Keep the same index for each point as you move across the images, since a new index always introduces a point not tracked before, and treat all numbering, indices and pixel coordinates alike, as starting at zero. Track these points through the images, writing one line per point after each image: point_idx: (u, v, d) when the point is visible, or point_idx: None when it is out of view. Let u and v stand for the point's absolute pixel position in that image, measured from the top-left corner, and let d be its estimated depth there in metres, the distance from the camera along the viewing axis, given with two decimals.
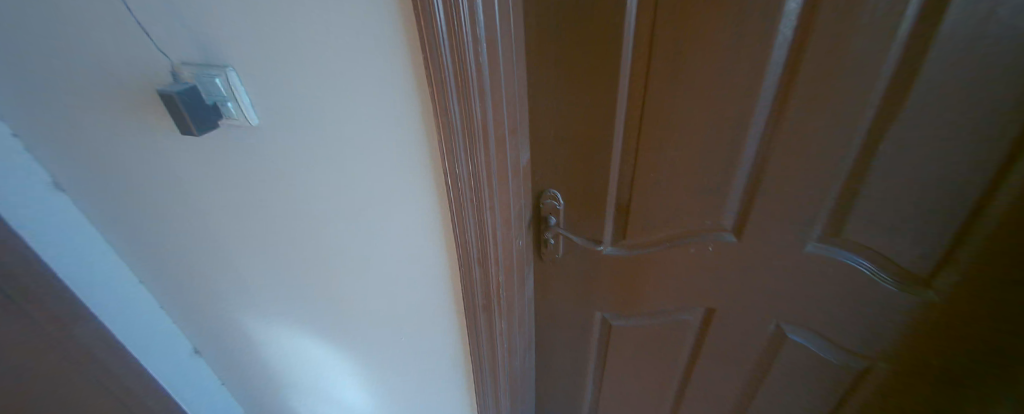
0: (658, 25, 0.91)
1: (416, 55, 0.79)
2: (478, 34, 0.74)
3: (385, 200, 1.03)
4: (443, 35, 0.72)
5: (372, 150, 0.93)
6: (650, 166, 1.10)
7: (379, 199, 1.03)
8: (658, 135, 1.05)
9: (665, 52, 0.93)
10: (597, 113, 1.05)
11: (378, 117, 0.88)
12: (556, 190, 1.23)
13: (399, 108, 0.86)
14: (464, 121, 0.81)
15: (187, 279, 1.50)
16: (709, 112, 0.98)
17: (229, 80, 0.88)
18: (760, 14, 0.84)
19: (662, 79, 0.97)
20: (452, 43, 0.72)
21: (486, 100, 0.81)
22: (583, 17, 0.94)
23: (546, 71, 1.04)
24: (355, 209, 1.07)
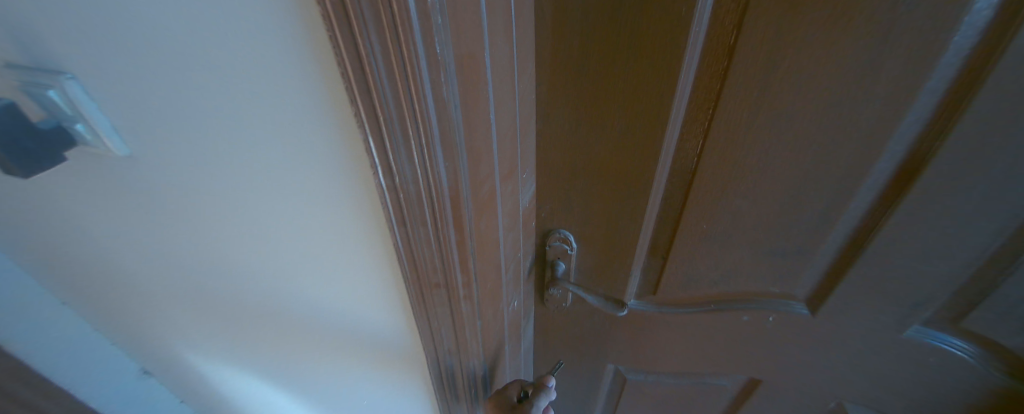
0: (748, 28, 0.55)
1: None
2: (441, 50, 0.42)
3: (333, 244, 0.80)
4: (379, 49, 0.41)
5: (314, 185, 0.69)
6: (701, 219, 0.80)
7: (326, 242, 0.80)
8: (720, 181, 0.73)
9: (753, 70, 0.58)
10: (632, 147, 0.73)
11: (311, 144, 0.62)
12: (568, 231, 0.93)
13: (335, 138, 0.61)
14: (430, 176, 0.52)
15: (110, 315, 1.23)
16: (808, 159, 0.65)
17: (70, 96, 0.60)
18: (930, 19, 0.49)
19: (739, 110, 0.63)
20: (397, 61, 0.41)
21: (460, 150, 0.51)
22: (623, 8, 0.58)
23: (561, 85, 0.69)
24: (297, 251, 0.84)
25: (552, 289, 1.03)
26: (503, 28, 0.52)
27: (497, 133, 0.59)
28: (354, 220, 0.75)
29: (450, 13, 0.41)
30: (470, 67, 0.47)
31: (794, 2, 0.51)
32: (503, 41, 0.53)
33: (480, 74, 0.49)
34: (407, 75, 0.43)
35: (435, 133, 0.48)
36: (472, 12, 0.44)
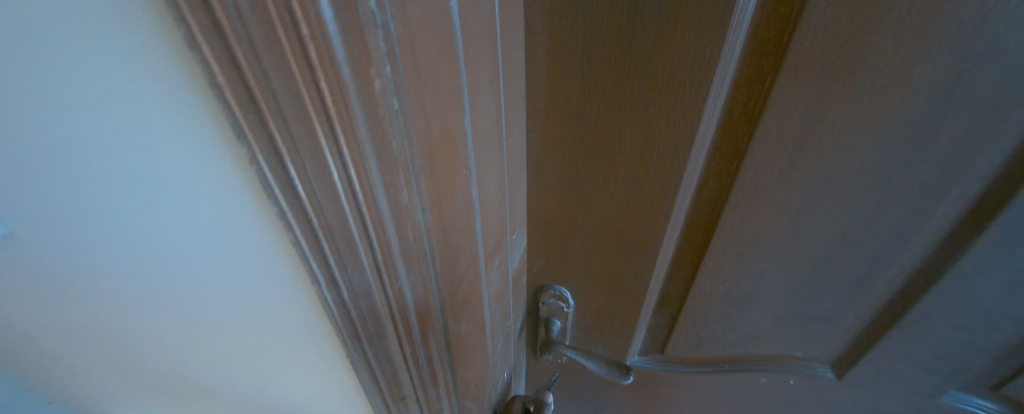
0: (787, 77, 0.44)
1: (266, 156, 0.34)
2: (398, 125, 0.31)
3: (265, 368, 0.59)
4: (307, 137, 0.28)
5: (219, 307, 0.47)
6: (716, 277, 0.70)
7: (257, 368, 0.58)
8: (740, 240, 0.63)
9: (788, 123, 0.48)
10: (641, 201, 0.63)
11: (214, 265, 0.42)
12: (564, 288, 0.82)
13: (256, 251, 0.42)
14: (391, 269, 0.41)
15: None
16: (845, 219, 0.56)
17: None
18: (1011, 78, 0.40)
19: (768, 165, 0.53)
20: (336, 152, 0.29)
21: (432, 233, 0.40)
22: (634, 49, 0.47)
23: (557, 131, 0.58)
24: (201, 383, 0.58)
25: (544, 350, 0.91)
26: (486, 76, 0.41)
27: (468, 197, 0.47)
28: (291, 340, 0.54)
29: (405, 71, 0.30)
30: (439, 136, 0.36)
31: (849, 48, 0.41)
32: (486, 92, 0.42)
33: (456, 139, 0.39)
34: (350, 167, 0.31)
35: (395, 222, 0.36)
36: (441, 64, 0.34)
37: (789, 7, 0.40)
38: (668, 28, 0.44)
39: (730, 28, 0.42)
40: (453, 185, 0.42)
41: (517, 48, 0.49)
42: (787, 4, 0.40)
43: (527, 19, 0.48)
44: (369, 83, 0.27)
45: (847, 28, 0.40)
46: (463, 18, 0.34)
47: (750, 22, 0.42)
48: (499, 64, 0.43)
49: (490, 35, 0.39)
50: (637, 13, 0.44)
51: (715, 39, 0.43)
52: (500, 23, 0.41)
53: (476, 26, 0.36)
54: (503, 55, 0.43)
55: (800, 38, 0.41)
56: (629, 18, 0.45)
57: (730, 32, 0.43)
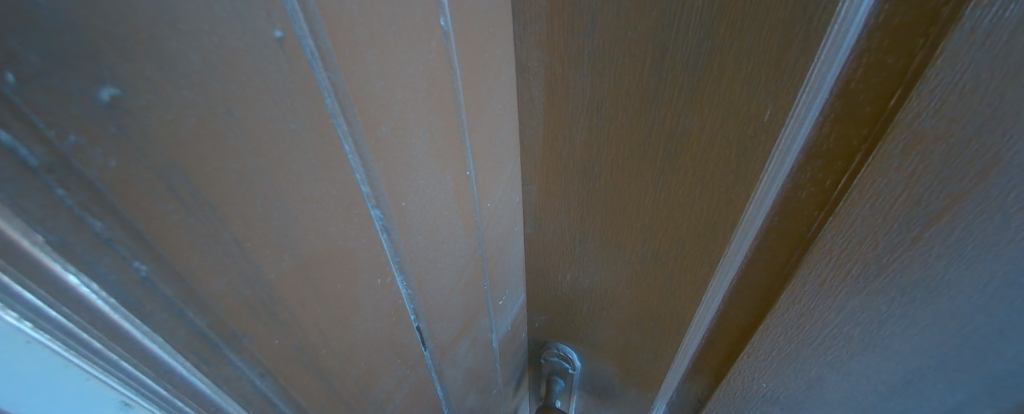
0: (887, 156, 0.29)
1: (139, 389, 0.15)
2: (265, 279, 0.17)
3: None
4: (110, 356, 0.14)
5: None
6: (759, 375, 0.52)
7: None
8: (801, 351, 0.46)
9: (879, 220, 0.33)
10: (662, 277, 0.49)
11: None
12: (569, 349, 0.70)
13: None
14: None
15: None
16: (946, 342, 0.38)
17: None
18: None
19: (842, 262, 0.37)
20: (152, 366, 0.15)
21: (375, 368, 0.28)
22: (656, 98, 0.34)
23: (560, 187, 0.45)
24: None
25: None
26: (431, 148, 0.27)
27: (440, 296, 0.35)
28: None
29: (271, 186, 0.16)
30: (372, 249, 0.24)
31: (991, 122, 0.25)
32: (454, 162, 0.31)
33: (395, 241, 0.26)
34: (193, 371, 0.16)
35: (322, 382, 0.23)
36: (334, 173, 0.19)
37: (906, 56, 0.25)
38: (708, 76, 0.31)
39: (804, 83, 0.28)
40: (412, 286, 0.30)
41: (506, 92, 0.37)
42: (899, 53, 0.25)
43: (517, 54, 0.36)
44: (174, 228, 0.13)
45: (998, 96, 0.24)
46: (361, 86, 0.19)
47: (839, 75, 0.27)
48: (465, 120, 0.31)
49: (436, 89, 0.26)
50: (666, 53, 0.31)
51: (777, 95, 0.30)
52: (462, 67, 0.28)
53: (402, 88, 0.23)
54: (469, 108, 0.31)
55: (914, 103, 0.26)
56: (653, 60, 0.31)
57: (804, 87, 0.28)
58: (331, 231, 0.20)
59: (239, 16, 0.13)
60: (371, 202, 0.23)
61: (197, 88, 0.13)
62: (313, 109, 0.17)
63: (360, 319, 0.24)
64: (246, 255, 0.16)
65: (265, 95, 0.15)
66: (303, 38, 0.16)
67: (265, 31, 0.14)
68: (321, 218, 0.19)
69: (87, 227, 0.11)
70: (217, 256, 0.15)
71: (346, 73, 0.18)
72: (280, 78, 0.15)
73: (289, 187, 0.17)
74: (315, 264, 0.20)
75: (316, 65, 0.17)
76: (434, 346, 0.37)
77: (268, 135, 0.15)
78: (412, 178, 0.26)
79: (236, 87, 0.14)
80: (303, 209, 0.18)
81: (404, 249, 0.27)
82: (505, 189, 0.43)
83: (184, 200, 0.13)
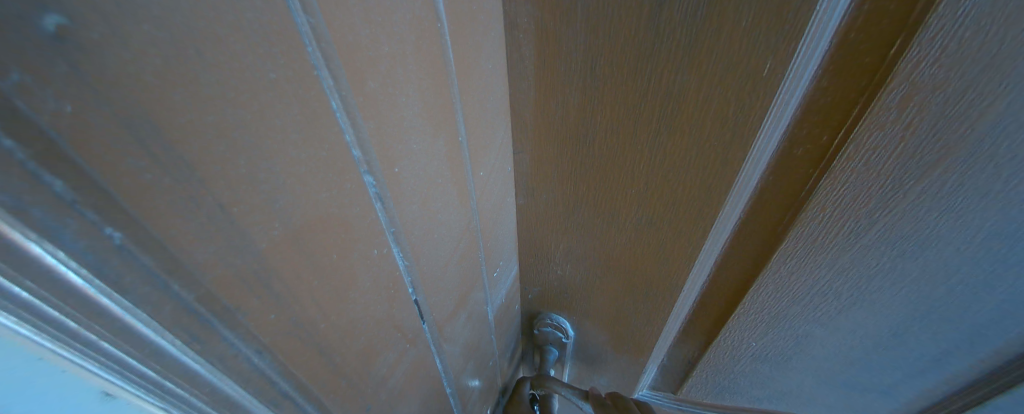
0: (885, 108, 0.29)
1: (123, 372, 0.14)
2: (254, 250, 0.16)
3: None
4: (83, 337, 0.12)
5: None
6: (751, 334, 0.54)
7: None
8: (791, 307, 0.48)
9: (874, 172, 0.33)
10: (656, 243, 0.49)
11: None
12: (563, 318, 0.70)
13: None
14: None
15: None
16: (933, 293, 0.40)
17: None
18: None
19: (836, 218, 0.37)
20: (133, 345, 0.13)
21: (377, 342, 0.27)
22: (653, 54, 0.32)
23: (553, 154, 0.44)
24: None
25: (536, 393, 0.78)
26: (421, 110, 0.26)
27: (435, 268, 0.34)
28: None
29: (254, 143, 0.14)
30: (367, 218, 0.22)
31: (992, 67, 0.25)
32: (446, 126, 0.30)
33: (390, 210, 0.24)
34: (183, 349, 0.15)
35: (323, 362, 0.22)
36: (321, 132, 0.18)
37: (908, 2, 0.24)
38: (706, 28, 0.29)
39: (804, 33, 0.27)
40: (411, 257, 0.29)
41: (495, 53, 0.35)
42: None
43: (505, 10, 0.33)
44: (148, 188, 0.12)
45: (997, 42, 0.24)
46: (344, 34, 0.17)
47: (839, 25, 0.26)
48: (454, 80, 0.29)
49: (424, 43, 0.24)
50: (663, 4, 0.29)
51: (776, 46, 0.29)
52: (449, 21, 0.26)
53: (388, 40, 0.21)
54: (458, 68, 0.29)
55: (914, 52, 0.26)
56: (649, 13, 0.30)
57: (803, 38, 0.28)
58: (322, 196, 0.18)
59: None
60: (363, 168, 0.21)
61: (159, 23, 0.11)
62: (293, 57, 0.15)
63: (357, 293, 0.23)
64: (234, 221, 0.14)
65: (237, 37, 0.13)
66: None
67: None
68: (311, 182, 0.18)
69: (44, 186, 0.10)
70: (200, 222, 0.13)
71: (327, 18, 0.16)
72: (253, 18, 0.13)
73: (273, 145, 0.15)
74: (307, 232, 0.18)
75: (293, 5, 0.15)
76: (432, 320, 0.36)
77: (244, 84, 0.14)
78: (404, 143, 0.24)
79: (205, 26, 0.12)
80: (291, 171, 0.16)
81: (398, 219, 0.26)
82: (497, 157, 0.42)
83: (156, 155, 0.12)
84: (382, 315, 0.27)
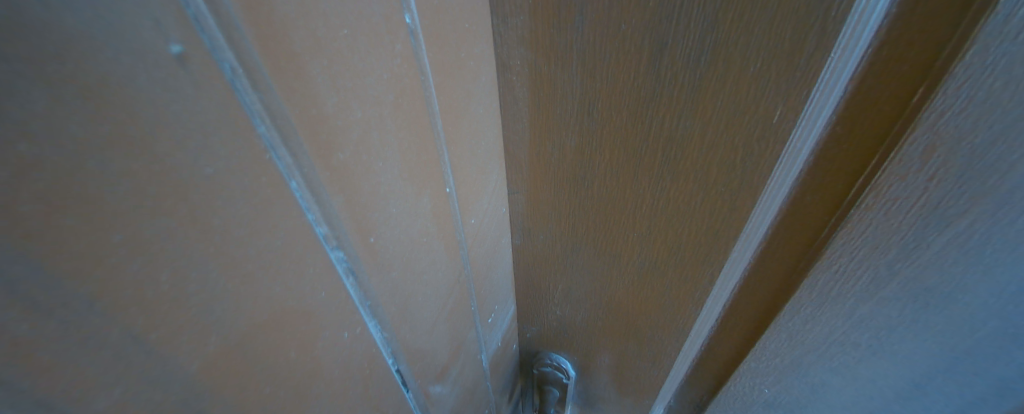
0: (907, 159, 0.27)
1: None
2: (185, 373, 0.13)
3: None
4: None
5: None
6: (762, 380, 0.51)
7: None
8: (806, 354, 0.45)
9: (894, 221, 0.31)
10: (660, 287, 0.46)
11: None
12: (563, 358, 0.67)
13: None
14: None
15: None
16: (956, 350, 0.37)
17: None
18: None
19: (854, 267, 0.35)
20: None
21: None
22: (654, 98, 0.30)
23: (550, 196, 0.42)
24: None
25: None
26: (403, 169, 0.23)
27: (420, 331, 0.31)
28: None
29: (187, 253, 0.12)
30: (336, 299, 0.20)
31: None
32: (432, 180, 0.27)
33: (366, 283, 0.22)
34: None
35: None
36: (276, 219, 0.15)
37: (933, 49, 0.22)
38: (710, 73, 0.27)
39: (819, 79, 0.25)
40: (392, 325, 0.26)
41: (487, 97, 0.33)
42: (924, 45, 0.23)
43: (497, 52, 0.32)
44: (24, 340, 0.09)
45: None
46: (306, 107, 0.15)
47: (856, 71, 0.25)
48: (441, 132, 0.27)
49: (405, 101, 0.22)
50: (664, 47, 0.27)
51: (787, 93, 0.27)
52: (434, 72, 0.24)
53: (362, 103, 0.19)
54: (445, 117, 0.27)
55: (939, 101, 0.24)
56: (650, 57, 0.28)
57: (818, 84, 0.26)
58: (276, 291, 0.16)
59: (114, 26, 0.09)
60: (331, 243, 0.19)
61: (41, 138, 0.08)
62: (240, 142, 0.13)
63: (322, 384, 0.21)
64: (152, 349, 0.12)
65: (162, 135, 0.11)
66: (216, 50, 0.12)
67: (156, 47, 0.10)
68: (260, 280, 0.15)
69: None
70: (104, 363, 0.11)
71: (282, 92, 0.14)
72: (182, 109, 0.11)
73: (214, 250, 0.13)
74: (256, 334, 0.16)
75: (241, 85, 0.13)
76: (416, 386, 0.33)
77: (170, 188, 0.11)
78: (382, 208, 0.22)
79: (115, 128, 0.10)
80: (236, 271, 0.14)
81: (375, 291, 0.23)
82: (490, 201, 0.40)
83: (37, 304, 0.09)
84: (355, 400, 0.24)
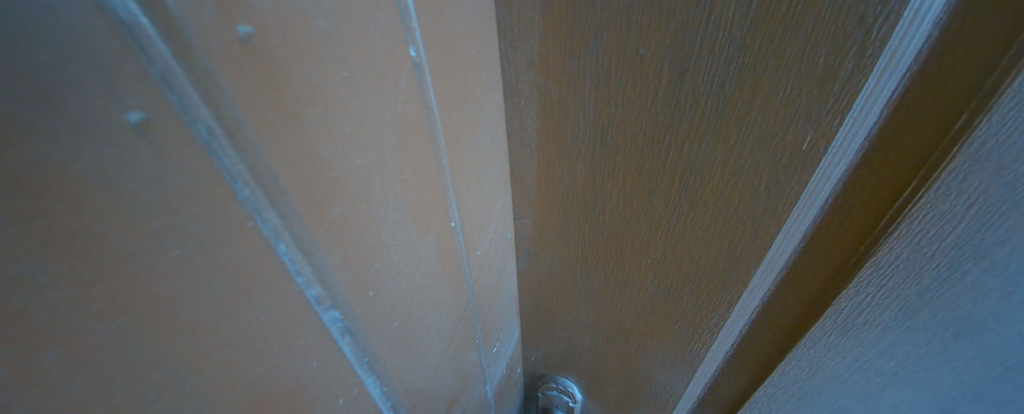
0: (942, 192, 0.25)
1: None
2: None
3: None
4: None
5: None
6: (779, 405, 0.49)
7: None
8: (826, 382, 0.43)
9: (925, 252, 0.29)
10: (673, 314, 0.44)
11: None
12: (570, 382, 0.65)
13: None
14: None
15: None
16: (985, 377, 0.35)
17: None
18: None
19: (880, 297, 0.33)
20: None
21: None
22: (672, 124, 0.28)
23: (557, 221, 0.40)
24: None
25: None
26: (407, 211, 0.22)
27: (423, 378, 0.29)
28: None
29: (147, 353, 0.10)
30: (332, 363, 0.18)
31: None
32: (437, 218, 0.25)
33: (368, 335, 0.20)
34: None
35: None
36: (259, 292, 0.13)
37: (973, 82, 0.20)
38: (736, 100, 0.26)
39: (852, 108, 0.24)
40: (394, 377, 0.24)
41: (493, 123, 0.32)
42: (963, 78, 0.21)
43: (505, 76, 0.30)
44: None
45: None
46: (300, 162, 0.13)
47: (890, 102, 0.23)
48: (446, 167, 0.25)
49: (409, 140, 0.20)
50: (685, 73, 0.25)
51: (818, 121, 0.25)
52: (440, 105, 0.22)
53: (361, 150, 0.17)
54: (451, 151, 0.25)
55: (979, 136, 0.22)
56: (670, 83, 0.26)
57: (852, 113, 0.24)
58: (257, 368, 0.14)
59: (52, 103, 0.07)
60: (325, 305, 0.17)
61: None
62: (217, 213, 0.11)
63: None
64: None
65: (113, 225, 0.09)
66: (188, 112, 0.10)
67: (109, 119, 0.08)
68: (239, 360, 0.13)
69: None
70: None
71: (270, 148, 0.12)
72: (142, 188, 0.09)
73: (182, 346, 0.11)
74: None
75: (219, 147, 0.11)
76: None
77: (126, 283, 0.09)
78: (382, 258, 0.20)
79: (50, 227, 0.07)
80: (210, 361, 0.12)
81: (374, 346, 0.21)
82: (496, 230, 0.38)
83: None
84: None
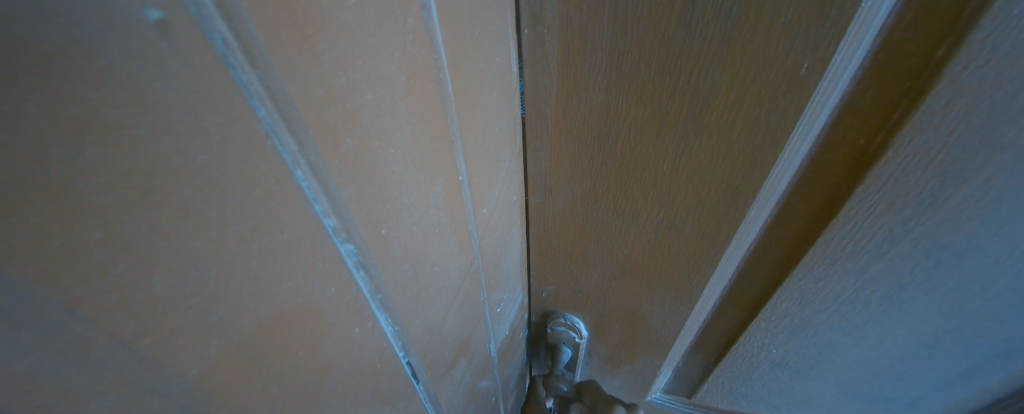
0: (928, 121, 0.25)
1: None
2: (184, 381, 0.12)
3: None
4: None
5: None
6: (771, 342, 0.50)
7: None
8: (816, 317, 0.44)
9: (909, 185, 0.29)
10: (674, 265, 0.45)
11: None
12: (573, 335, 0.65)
13: None
14: None
15: None
16: (965, 308, 0.36)
17: None
18: None
19: (863, 233, 0.33)
20: None
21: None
22: (683, 52, 0.28)
23: (570, 166, 0.40)
24: None
25: None
26: (416, 157, 0.22)
27: (431, 325, 0.30)
28: None
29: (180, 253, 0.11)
30: (346, 293, 0.19)
31: None
32: (444, 167, 0.26)
33: (387, 240, 0.21)
34: None
35: None
36: (278, 216, 0.14)
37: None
38: (742, 26, 0.25)
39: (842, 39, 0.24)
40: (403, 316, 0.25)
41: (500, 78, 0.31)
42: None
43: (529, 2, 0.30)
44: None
45: None
46: (313, 89, 0.14)
47: (882, 24, 0.23)
48: (453, 118, 0.25)
49: (417, 83, 0.20)
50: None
51: (815, 52, 0.25)
52: (447, 52, 0.22)
53: (372, 85, 0.17)
54: (457, 102, 0.25)
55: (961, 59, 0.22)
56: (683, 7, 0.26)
57: (841, 44, 0.24)
58: (282, 290, 0.15)
59: None
60: (341, 236, 0.18)
61: None
62: (236, 125, 0.12)
63: (331, 381, 0.20)
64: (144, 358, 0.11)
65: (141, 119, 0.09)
66: (204, 19, 0.10)
67: (129, 13, 0.08)
68: (264, 280, 0.14)
69: None
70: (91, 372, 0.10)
71: (283, 68, 0.13)
72: (164, 87, 0.10)
73: (210, 254, 0.12)
74: (259, 338, 0.15)
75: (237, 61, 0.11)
76: (427, 377, 0.33)
77: (159, 178, 0.10)
78: (393, 199, 0.21)
79: (83, 111, 0.08)
80: (236, 271, 0.13)
81: (386, 283, 0.22)
82: (501, 189, 0.38)
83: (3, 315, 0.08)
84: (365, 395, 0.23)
